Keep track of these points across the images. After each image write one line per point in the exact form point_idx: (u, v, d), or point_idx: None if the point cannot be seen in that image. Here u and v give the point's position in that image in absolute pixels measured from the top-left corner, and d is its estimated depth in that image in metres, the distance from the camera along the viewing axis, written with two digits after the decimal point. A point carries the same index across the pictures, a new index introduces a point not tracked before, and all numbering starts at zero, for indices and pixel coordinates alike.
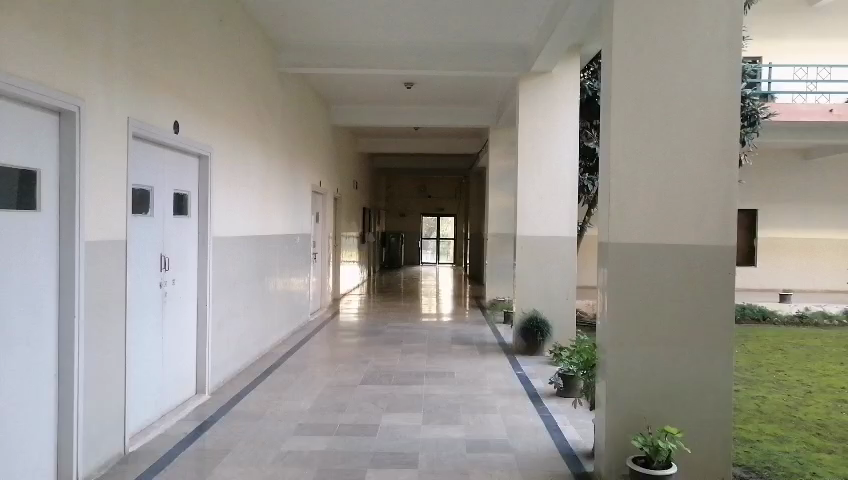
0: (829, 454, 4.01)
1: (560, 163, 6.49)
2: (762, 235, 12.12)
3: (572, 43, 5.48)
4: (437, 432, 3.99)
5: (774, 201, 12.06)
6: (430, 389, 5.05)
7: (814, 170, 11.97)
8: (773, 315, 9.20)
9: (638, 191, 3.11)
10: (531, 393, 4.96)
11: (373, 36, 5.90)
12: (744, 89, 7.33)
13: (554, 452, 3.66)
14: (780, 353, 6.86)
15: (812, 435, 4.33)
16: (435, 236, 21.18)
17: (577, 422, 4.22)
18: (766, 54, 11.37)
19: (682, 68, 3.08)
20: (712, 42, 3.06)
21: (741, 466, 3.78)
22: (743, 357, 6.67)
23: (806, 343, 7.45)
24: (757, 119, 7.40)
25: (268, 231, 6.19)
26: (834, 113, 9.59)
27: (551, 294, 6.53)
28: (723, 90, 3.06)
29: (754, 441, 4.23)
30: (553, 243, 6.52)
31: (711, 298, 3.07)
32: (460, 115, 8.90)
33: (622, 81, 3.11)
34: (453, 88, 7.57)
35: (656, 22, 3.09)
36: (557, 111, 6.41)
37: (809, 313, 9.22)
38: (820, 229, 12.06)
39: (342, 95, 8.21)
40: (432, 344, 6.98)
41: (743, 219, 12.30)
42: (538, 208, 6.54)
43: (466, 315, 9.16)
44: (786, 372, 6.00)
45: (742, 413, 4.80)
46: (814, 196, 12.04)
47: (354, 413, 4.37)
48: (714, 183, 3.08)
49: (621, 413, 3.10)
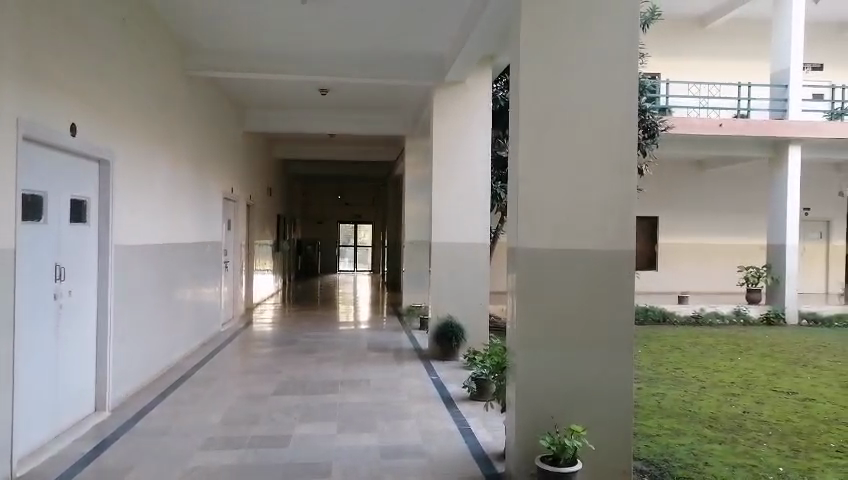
0: (720, 444, 4.30)
1: (474, 170, 6.61)
2: (662, 241, 12.83)
3: (484, 54, 5.62)
4: (351, 440, 3.97)
5: (672, 209, 12.81)
6: (345, 397, 5.01)
7: (706, 180, 12.88)
8: (673, 316, 9.77)
9: (546, 198, 3.23)
10: (445, 398, 5.01)
11: (287, 42, 5.83)
12: (644, 103, 7.75)
13: (466, 455, 3.72)
14: (678, 352, 7.29)
15: (705, 428, 4.63)
16: (353, 244, 21.04)
17: (488, 424, 4.30)
18: (663, 71, 12.03)
19: (584, 80, 3.23)
20: (611, 57, 3.23)
21: (641, 459, 3.99)
22: (645, 356, 7.03)
23: (701, 341, 7.99)
24: (656, 131, 7.83)
25: (176, 239, 5.96)
26: (723, 126, 10.12)
27: (466, 300, 6.65)
28: (623, 102, 3.23)
29: (654, 436, 4.47)
30: (467, 249, 6.65)
31: (612, 301, 3.23)
32: (376, 123, 8.90)
33: (529, 93, 3.22)
34: (368, 95, 7.58)
35: (561, 37, 3.22)
36: (471, 120, 6.55)
37: (704, 313, 9.85)
38: (713, 235, 12.94)
39: (254, 100, 8.02)
40: (349, 352, 6.93)
41: (645, 226, 12.91)
42: (452, 214, 6.64)
43: (382, 322, 9.17)
44: (683, 369, 6.39)
45: (643, 410, 5.07)
46: (708, 205, 12.91)
47: (267, 424, 4.27)
48: (614, 193, 3.24)
49: (528, 414, 3.20)
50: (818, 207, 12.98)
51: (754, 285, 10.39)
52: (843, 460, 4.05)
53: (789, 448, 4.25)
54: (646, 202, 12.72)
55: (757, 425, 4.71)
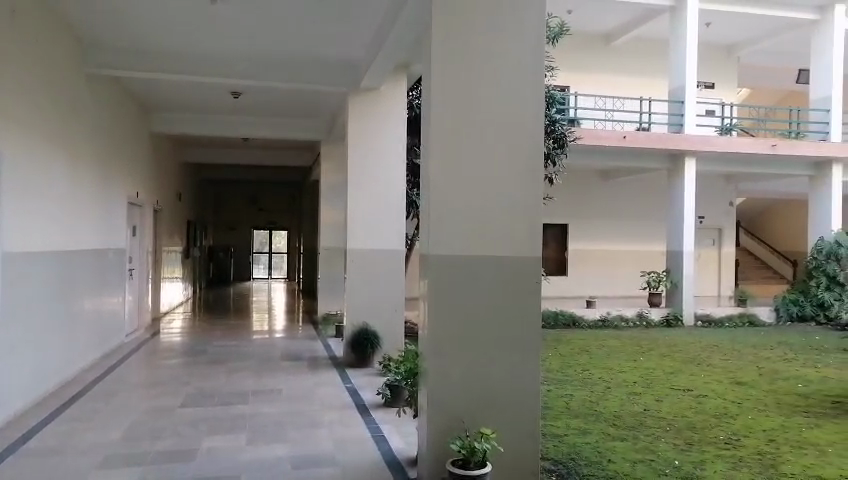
0: (622, 441, 4.51)
1: (389, 177, 6.63)
2: (571, 248, 13.30)
3: (399, 62, 5.67)
4: (262, 451, 3.87)
5: (581, 217, 13.33)
6: (256, 408, 4.88)
7: (611, 189, 13.52)
8: (581, 320, 10.17)
9: (456, 206, 3.28)
10: (359, 405, 4.99)
11: (196, 42, 5.66)
12: (554, 114, 8.01)
13: (379, 462, 3.72)
14: (586, 354, 7.59)
15: (610, 426, 4.84)
16: (267, 251, 20.65)
17: (402, 430, 4.32)
18: (572, 84, 12.51)
19: (494, 91, 3.32)
20: (519, 69, 3.34)
21: (550, 459, 4.13)
22: (556, 359, 7.27)
23: (607, 344, 8.34)
24: (566, 142, 8.13)
25: (75, 246, 5.62)
26: (627, 139, 10.61)
27: (381, 306, 6.67)
28: (528, 112, 3.34)
29: (562, 436, 4.63)
30: (382, 255, 6.66)
31: (521, 307, 3.32)
32: (291, 129, 8.77)
33: (440, 101, 3.27)
34: (282, 100, 7.47)
35: (471, 47, 3.30)
36: (386, 127, 6.57)
37: (610, 316, 10.30)
38: (618, 242, 13.58)
39: (162, 101, 7.73)
40: (261, 362, 6.76)
41: (556, 233, 13.35)
42: (368, 221, 6.64)
43: (298, 331, 9.02)
44: (592, 371, 6.66)
45: (553, 411, 5.24)
46: (614, 213, 13.54)
47: (172, 438, 4.10)
48: (522, 201, 3.33)
49: (439, 419, 3.24)
50: (712, 216, 13.88)
51: (655, 289, 11.03)
52: (730, 451, 4.35)
53: (685, 442, 4.51)
54: (557, 210, 13.18)
55: (657, 421, 4.97)
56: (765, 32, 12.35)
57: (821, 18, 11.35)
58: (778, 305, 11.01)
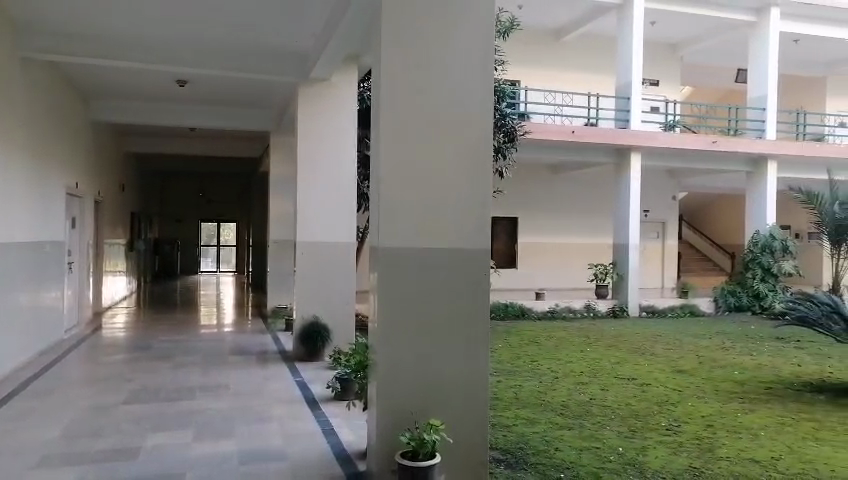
0: (569, 430, 4.61)
1: (340, 170, 6.58)
2: (521, 241, 13.50)
3: (350, 53, 5.62)
4: (208, 447, 3.81)
5: (530, 210, 13.53)
6: (203, 403, 4.79)
7: (559, 184, 13.77)
8: (530, 312, 10.34)
9: (405, 199, 3.28)
10: (309, 399, 4.95)
11: (139, 28, 5.47)
12: (504, 108, 8.06)
13: (329, 456, 3.71)
14: (535, 345, 7.72)
15: (557, 416, 4.94)
16: (216, 244, 20.31)
17: (352, 423, 4.32)
18: (523, 79, 12.67)
19: (444, 86, 3.32)
20: (469, 64, 3.36)
21: (499, 449, 4.19)
22: (505, 350, 7.37)
23: (555, 335, 8.50)
24: (515, 136, 8.21)
25: (10, 238, 5.37)
26: (575, 134, 10.77)
27: (331, 299, 6.64)
28: (477, 107, 3.36)
29: (511, 426, 4.70)
30: (332, 248, 6.60)
31: (470, 300, 3.35)
32: (239, 119, 8.60)
33: (390, 94, 3.26)
34: (230, 90, 7.30)
35: (421, 40, 3.29)
36: (336, 120, 6.52)
37: (558, 308, 10.52)
38: (567, 235, 13.85)
39: (103, 88, 7.45)
40: (208, 356, 6.64)
41: (506, 226, 13.50)
42: (319, 213, 6.57)
43: (247, 325, 8.88)
44: (540, 362, 6.78)
45: (502, 401, 5.31)
46: (563, 207, 13.80)
47: (113, 437, 3.98)
48: (471, 195, 3.36)
49: (389, 411, 3.24)
50: (656, 210, 14.30)
51: (601, 281, 11.27)
52: (671, 437, 4.50)
53: (628, 430, 4.64)
54: (507, 204, 13.35)
55: (602, 410, 5.10)
56: (707, 32, 12.75)
57: (758, 20, 11.80)
58: (717, 295, 11.43)
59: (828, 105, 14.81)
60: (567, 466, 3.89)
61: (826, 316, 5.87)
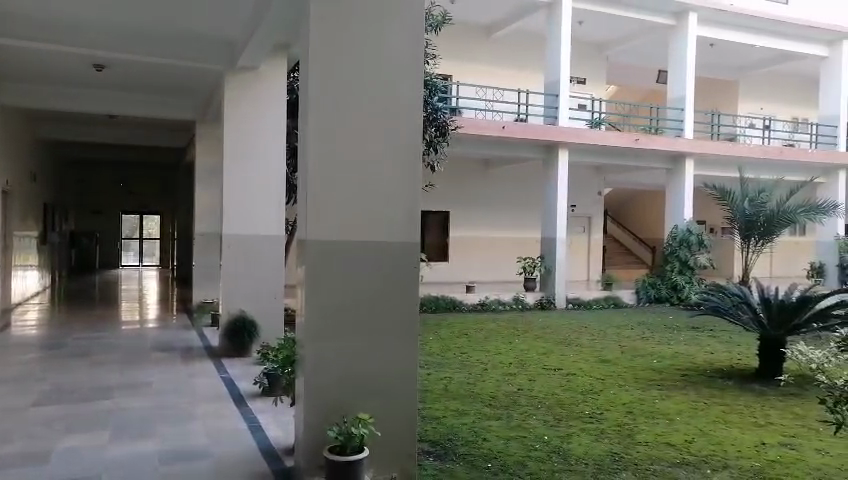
0: (497, 420, 4.70)
1: (268, 163, 6.44)
2: (452, 235, 13.63)
3: (279, 42, 5.50)
4: (127, 448, 3.66)
5: (462, 204, 13.68)
6: (122, 402, 4.61)
7: (490, 179, 13.97)
8: (461, 304, 10.46)
9: (334, 191, 3.24)
10: (236, 395, 4.85)
11: (50, 9, 5.15)
12: (436, 102, 8.07)
13: (255, 452, 3.64)
14: (465, 337, 7.82)
15: (485, 406, 5.02)
16: (138, 237, 19.54)
17: (279, 419, 4.25)
18: (454, 74, 12.76)
19: (373, 78, 3.30)
20: (400, 57, 3.33)
21: (428, 441, 4.22)
22: (436, 343, 7.42)
23: (485, 327, 8.64)
24: (447, 130, 8.23)
25: None
26: (505, 129, 10.90)
27: (259, 294, 6.52)
28: (407, 100, 3.35)
29: (440, 417, 4.74)
30: (260, 242, 6.46)
31: (399, 293, 3.33)
32: (162, 108, 8.27)
33: (319, 85, 3.21)
34: (151, 76, 7.01)
35: (350, 32, 3.25)
36: (264, 112, 6.37)
37: (489, 301, 10.69)
38: (497, 229, 14.10)
39: (11, 71, 6.98)
40: (128, 353, 6.38)
41: (438, 221, 13.60)
42: (245, 207, 6.41)
43: (171, 321, 8.60)
44: (469, 354, 6.86)
45: (432, 393, 5.35)
46: (494, 202, 14.02)
47: (22, 440, 3.76)
48: (401, 188, 3.35)
49: (317, 406, 3.20)
50: (582, 205, 14.74)
51: (530, 274, 11.49)
52: (594, 424, 4.66)
53: (554, 418, 4.77)
54: (439, 198, 13.44)
55: (529, 400, 5.22)
56: (631, 33, 13.23)
57: (678, 24, 12.33)
58: (639, 288, 11.89)
59: (740, 108, 15.66)
60: (494, 456, 3.96)
61: (736, 306, 6.19)
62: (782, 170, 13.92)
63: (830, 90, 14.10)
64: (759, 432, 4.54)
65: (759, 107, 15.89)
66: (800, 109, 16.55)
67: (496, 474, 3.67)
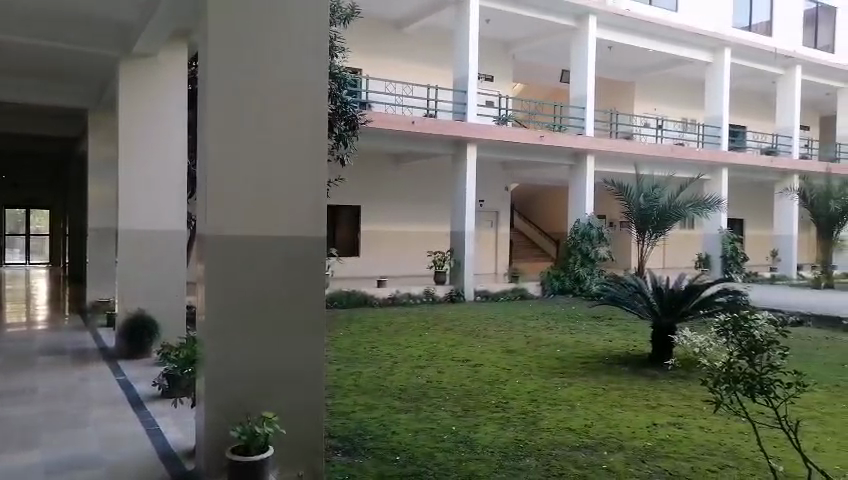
0: (406, 413, 4.74)
1: (168, 154, 6.16)
2: (363, 230, 13.58)
3: (179, 29, 5.26)
4: (10, 460, 3.41)
5: (372, 199, 13.66)
6: (6, 410, 4.28)
7: (400, 173, 14.03)
8: (372, 299, 10.44)
9: (236, 186, 3.15)
10: (133, 398, 4.62)
11: None
12: (346, 96, 7.95)
13: (153, 456, 3.49)
14: (375, 331, 7.83)
15: (394, 400, 5.06)
16: (25, 232, 18.21)
17: (180, 421, 4.09)
18: (364, 67, 12.67)
19: (276, 68, 3.21)
20: (303, 48, 3.26)
21: (337, 437, 4.19)
22: (346, 337, 7.40)
23: (396, 321, 8.69)
24: (357, 124, 8.13)
25: None
26: (415, 125, 10.97)
27: (159, 291, 6.25)
28: (311, 92, 3.28)
29: (350, 413, 4.72)
30: (160, 236, 6.17)
31: (304, 288, 3.27)
32: (49, 95, 7.72)
33: (217, 75, 3.11)
34: (36, 60, 6.52)
35: (250, 20, 3.16)
36: (163, 102, 6.08)
37: (400, 295, 10.73)
38: (408, 224, 14.17)
39: None
40: (12, 358, 5.94)
41: (349, 214, 13.53)
42: (143, 199, 6.11)
43: (62, 322, 8.08)
44: (380, 347, 6.88)
45: (342, 389, 5.33)
46: (404, 196, 14.09)
47: None
48: (305, 181, 3.28)
49: (219, 406, 3.11)
50: (490, 200, 15.09)
51: (440, 267, 11.69)
52: (500, 413, 4.79)
53: (461, 409, 4.87)
54: (349, 193, 13.34)
55: (437, 392, 5.31)
56: (536, 33, 13.65)
57: (579, 26, 12.82)
58: (544, 280, 12.35)
59: (636, 108, 16.51)
60: (403, 449, 4.00)
61: (632, 295, 6.52)
62: (673, 167, 14.85)
63: (716, 93, 15.12)
64: (650, 414, 4.83)
65: (653, 108, 16.84)
66: (688, 110, 17.67)
67: (404, 466, 3.71)
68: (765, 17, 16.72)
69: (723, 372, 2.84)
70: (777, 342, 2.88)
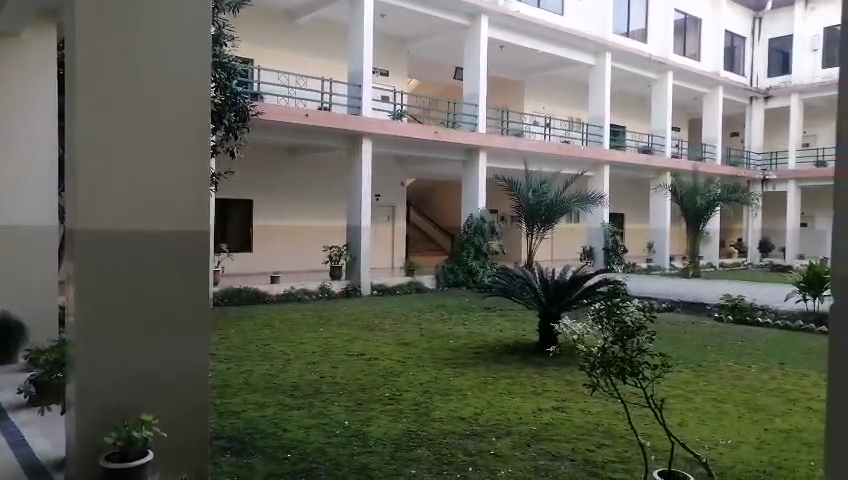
0: (298, 410, 4.67)
1: (36, 144, 5.71)
2: (256, 225, 13.23)
3: (46, 7, 4.87)
4: None
5: (266, 193, 13.33)
6: None
7: (295, 167, 13.77)
8: (265, 295, 10.19)
9: (109, 178, 2.97)
10: None
11: None
12: (235, 86, 7.63)
13: (16, 470, 3.23)
14: (267, 329, 7.65)
15: (286, 397, 4.97)
16: None
17: (48, 431, 3.81)
18: (255, 57, 12.30)
19: (152, 55, 3.05)
20: (182, 34, 3.11)
21: (224, 437, 4.06)
22: (236, 336, 7.18)
23: (288, 317, 8.53)
24: (248, 117, 7.82)
25: None
26: (309, 117, 10.79)
27: (27, 292, 5.72)
28: (192, 81, 3.13)
29: (240, 412, 4.59)
30: (26, 232, 5.71)
31: (185, 284, 3.12)
32: None
33: (88, 59, 2.92)
34: None
35: (125, 4, 2.99)
36: (27, 85, 5.64)
37: (294, 290, 10.55)
38: (303, 219, 13.95)
39: None
40: None
41: (241, 209, 13.12)
42: (8, 194, 5.62)
43: None
44: (271, 345, 6.74)
45: (231, 388, 5.17)
46: (299, 189, 13.84)
47: None
48: (186, 174, 3.13)
49: (92, 412, 2.92)
50: (386, 195, 15.14)
51: (336, 262, 11.59)
52: (393, 406, 4.83)
53: (355, 403, 4.87)
54: (241, 186, 12.95)
55: (331, 387, 5.28)
56: (429, 30, 13.85)
57: (471, 24, 13.13)
58: (439, 273, 12.57)
59: (526, 107, 17.15)
60: (294, 446, 3.94)
61: (520, 287, 6.79)
62: (560, 163, 15.52)
63: (597, 94, 15.98)
64: (537, 400, 5.05)
65: (541, 107, 17.55)
66: (574, 109, 18.57)
67: (295, 464, 3.65)
68: (641, 25, 17.88)
69: (598, 357, 3.04)
70: (645, 327, 3.08)
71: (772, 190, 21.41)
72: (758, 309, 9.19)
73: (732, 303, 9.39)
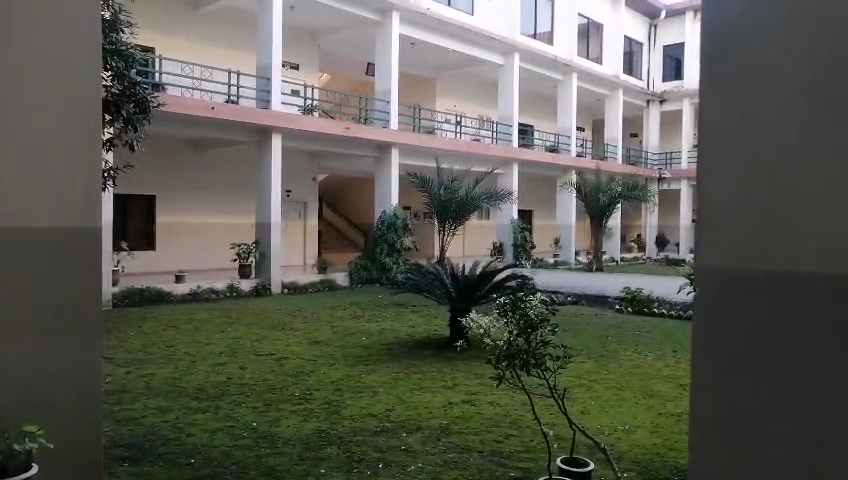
0: (204, 413, 4.52)
1: None
2: (159, 221, 12.66)
3: None
4: None
5: (169, 189, 12.77)
6: None
7: (201, 161, 13.28)
8: (170, 295, 9.76)
9: None
10: None
11: None
12: (134, 75, 7.25)
13: None
14: (171, 330, 7.33)
15: (192, 400, 4.80)
16: None
17: None
18: (157, 46, 11.76)
19: (33, 37, 2.79)
20: (67, 15, 2.86)
21: (123, 445, 3.86)
22: (136, 338, 6.83)
23: (194, 317, 8.20)
24: (148, 107, 7.43)
25: None
26: (215, 110, 10.41)
27: None
28: (81, 66, 2.89)
29: (141, 417, 4.38)
30: None
31: (76, 284, 2.89)
32: None
33: None
34: None
35: None
36: None
37: (200, 289, 10.18)
38: (211, 215, 13.48)
39: None
40: None
41: (143, 205, 12.53)
42: None
43: None
44: (175, 346, 6.46)
45: (131, 393, 4.92)
46: (205, 184, 13.36)
47: None
48: (75, 167, 2.88)
49: None
50: (298, 191, 14.89)
51: (245, 260, 11.30)
52: (304, 404, 4.77)
53: (264, 404, 4.77)
54: (143, 181, 12.36)
55: (239, 388, 5.14)
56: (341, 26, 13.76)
57: (383, 20, 13.11)
58: (351, 270, 12.51)
59: (438, 103, 17.37)
60: (199, 450, 3.80)
61: (431, 282, 6.87)
62: (470, 161, 15.79)
63: (507, 94, 16.41)
64: (448, 393, 5.13)
65: (452, 104, 17.84)
66: (485, 108, 19.00)
67: (199, 468, 3.53)
68: (547, 28, 18.52)
69: (504, 349, 3.10)
70: (547, 320, 3.18)
71: (667, 188, 22.77)
72: (654, 300, 9.73)
73: (631, 295, 9.88)
